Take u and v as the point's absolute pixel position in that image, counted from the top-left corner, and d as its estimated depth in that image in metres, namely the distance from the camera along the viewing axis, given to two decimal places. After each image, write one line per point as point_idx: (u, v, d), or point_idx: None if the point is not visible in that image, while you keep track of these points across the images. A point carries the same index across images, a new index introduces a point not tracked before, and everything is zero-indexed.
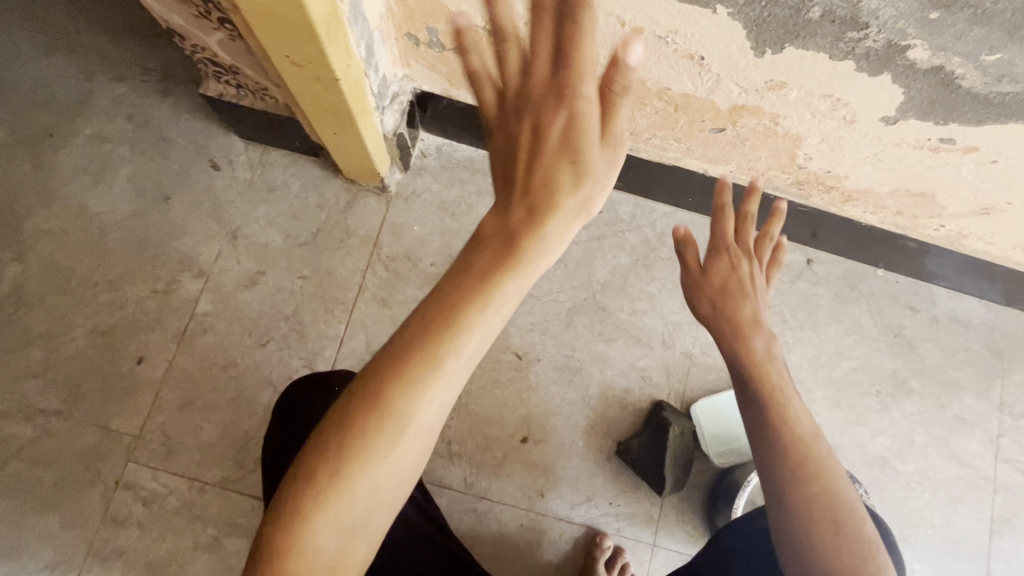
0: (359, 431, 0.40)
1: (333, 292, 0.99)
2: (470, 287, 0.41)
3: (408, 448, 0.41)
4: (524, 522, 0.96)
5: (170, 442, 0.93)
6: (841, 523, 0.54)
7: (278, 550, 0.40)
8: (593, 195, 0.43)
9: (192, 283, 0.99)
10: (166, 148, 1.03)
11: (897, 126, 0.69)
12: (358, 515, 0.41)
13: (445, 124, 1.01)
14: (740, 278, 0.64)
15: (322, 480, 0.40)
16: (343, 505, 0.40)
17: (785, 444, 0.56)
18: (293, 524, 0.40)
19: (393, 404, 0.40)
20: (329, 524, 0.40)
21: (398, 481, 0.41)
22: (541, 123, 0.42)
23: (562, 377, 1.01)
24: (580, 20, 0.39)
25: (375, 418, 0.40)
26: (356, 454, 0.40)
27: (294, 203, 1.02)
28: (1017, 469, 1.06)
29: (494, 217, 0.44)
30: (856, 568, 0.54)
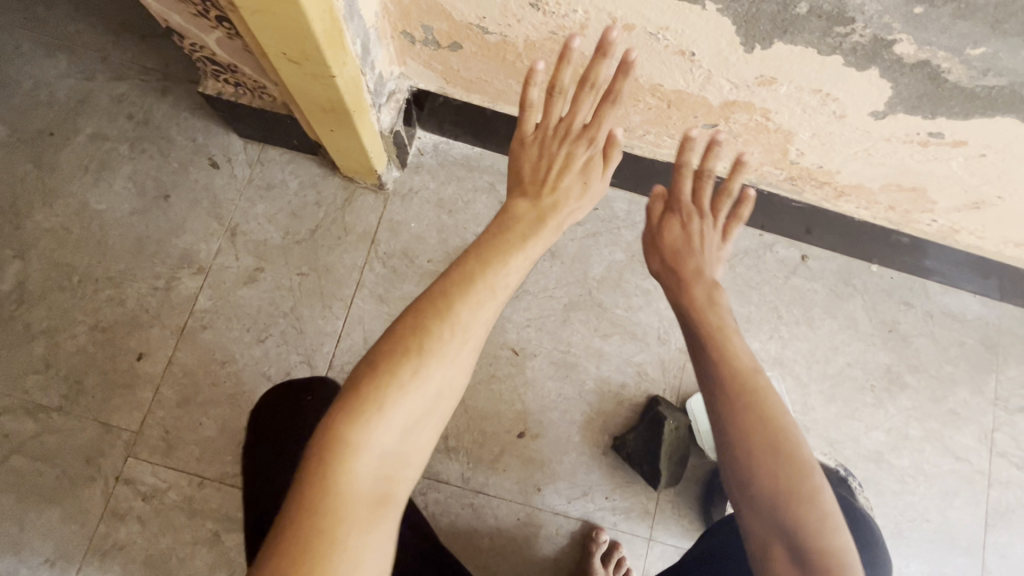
0: (428, 343, 0.50)
1: (331, 289, 1.00)
2: (514, 240, 0.59)
3: (463, 361, 0.52)
4: (521, 517, 0.97)
5: (170, 438, 0.93)
6: (776, 446, 0.51)
7: (348, 447, 0.47)
8: (585, 206, 0.65)
9: (191, 280, 1.00)
10: (166, 147, 1.05)
11: (887, 121, 0.70)
12: (420, 415, 0.49)
13: (441, 122, 1.02)
14: (691, 234, 0.66)
15: (394, 383, 0.48)
16: (408, 405, 0.49)
17: (725, 387, 0.55)
18: (364, 424, 0.47)
19: (457, 322, 0.51)
20: (399, 416, 0.48)
21: (453, 383, 0.51)
22: (570, 153, 0.65)
23: (559, 372, 1.02)
24: (607, 107, 0.64)
25: (439, 332, 0.51)
26: (426, 359, 0.50)
27: (293, 200, 1.03)
28: (1012, 463, 1.06)
29: (525, 201, 0.62)
30: (796, 491, 0.50)
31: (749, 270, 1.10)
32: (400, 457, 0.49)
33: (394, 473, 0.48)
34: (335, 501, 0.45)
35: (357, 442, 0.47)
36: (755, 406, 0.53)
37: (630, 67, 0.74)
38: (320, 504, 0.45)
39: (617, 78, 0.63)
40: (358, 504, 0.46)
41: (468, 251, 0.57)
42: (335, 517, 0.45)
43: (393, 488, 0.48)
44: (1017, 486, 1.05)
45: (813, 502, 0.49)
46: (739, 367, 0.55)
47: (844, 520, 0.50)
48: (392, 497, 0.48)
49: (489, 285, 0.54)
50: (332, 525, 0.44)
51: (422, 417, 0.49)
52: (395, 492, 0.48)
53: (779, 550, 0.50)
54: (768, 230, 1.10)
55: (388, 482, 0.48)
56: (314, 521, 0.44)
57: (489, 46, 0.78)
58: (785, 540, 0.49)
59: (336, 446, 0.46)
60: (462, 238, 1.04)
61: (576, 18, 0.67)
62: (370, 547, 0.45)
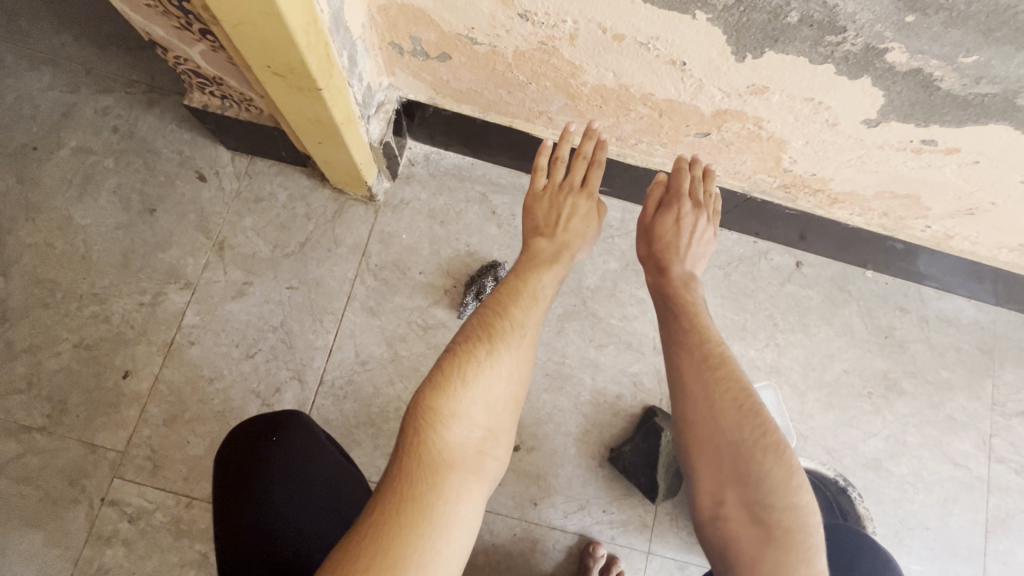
0: (499, 336, 0.61)
1: (322, 302, 0.99)
2: (543, 259, 0.71)
3: (524, 351, 0.62)
4: (517, 531, 0.95)
5: (157, 457, 0.91)
6: (741, 402, 0.63)
7: (441, 417, 0.55)
8: (585, 246, 0.76)
9: (178, 295, 0.98)
10: (152, 159, 1.03)
11: (879, 128, 0.70)
12: (498, 396, 0.59)
13: (432, 132, 1.01)
14: (683, 226, 0.76)
15: (474, 366, 0.58)
16: (491, 387, 0.58)
17: (695, 357, 0.66)
18: (455, 399, 0.56)
19: (520, 323, 0.63)
20: (482, 387, 0.58)
21: (519, 367, 0.61)
22: (576, 203, 0.76)
23: (553, 384, 1.00)
24: (596, 169, 0.77)
25: (505, 331, 0.62)
26: (496, 346, 0.60)
27: (282, 213, 1.02)
28: (1011, 469, 1.06)
29: (543, 238, 0.73)
30: (755, 439, 0.61)
31: (744, 277, 1.09)
32: (487, 430, 0.57)
33: (484, 446, 0.57)
34: (435, 461, 0.53)
35: (450, 414, 0.56)
36: (727, 387, 0.63)
37: (620, 77, 0.73)
38: (421, 463, 0.52)
39: (597, 149, 0.77)
40: (455, 464, 0.53)
41: (510, 275, 0.70)
42: (433, 474, 0.52)
43: (483, 456, 0.56)
44: (1017, 492, 1.05)
45: (769, 445, 0.61)
46: (713, 354, 0.66)
47: (806, 481, 0.60)
48: (484, 463, 0.56)
49: (535, 298, 0.67)
50: (434, 482, 0.51)
51: (501, 399, 0.59)
52: (486, 460, 0.56)
53: (734, 502, 0.60)
54: (763, 237, 1.09)
55: (479, 450, 0.56)
56: (416, 478, 0.51)
57: (479, 56, 0.77)
58: (744, 496, 0.59)
59: (432, 417, 0.55)
60: (454, 248, 1.02)
61: (565, 28, 0.67)
62: (468, 502, 0.52)
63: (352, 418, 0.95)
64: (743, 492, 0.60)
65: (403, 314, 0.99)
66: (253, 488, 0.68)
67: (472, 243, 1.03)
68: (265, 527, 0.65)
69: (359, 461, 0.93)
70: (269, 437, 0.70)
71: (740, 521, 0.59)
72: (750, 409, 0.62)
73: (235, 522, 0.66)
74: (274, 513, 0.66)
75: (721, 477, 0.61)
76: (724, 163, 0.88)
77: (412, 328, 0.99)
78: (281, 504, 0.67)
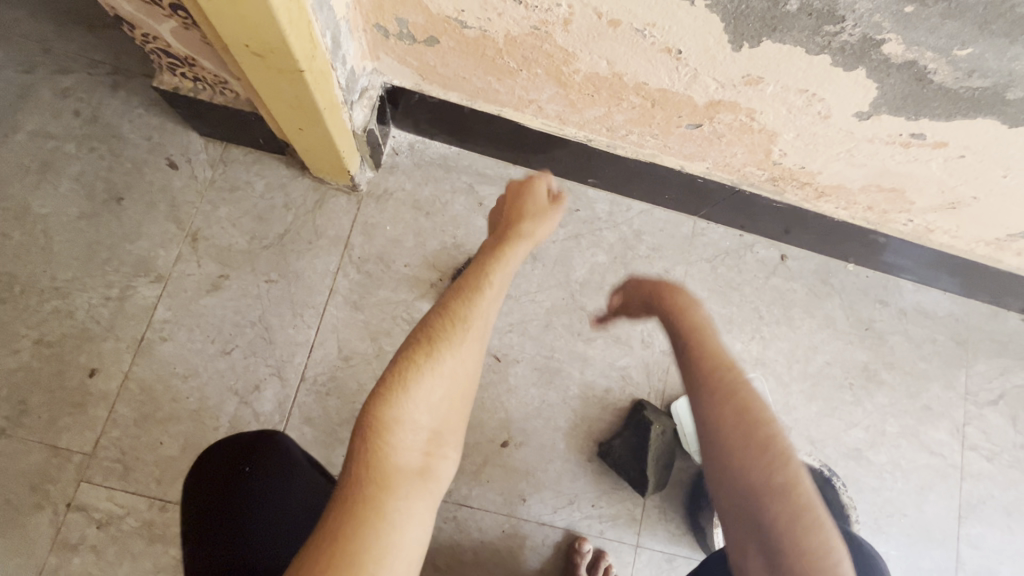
0: (445, 338, 0.58)
1: (302, 296, 0.95)
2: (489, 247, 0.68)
3: (471, 351, 0.59)
4: (505, 528, 0.94)
5: (128, 458, 0.87)
6: (750, 436, 0.58)
7: (392, 421, 0.54)
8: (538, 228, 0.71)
9: (148, 288, 0.93)
10: (119, 145, 0.97)
11: (871, 122, 0.70)
12: (445, 396, 0.57)
13: (416, 119, 0.98)
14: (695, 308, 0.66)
15: (425, 368, 0.56)
16: (433, 393, 0.56)
17: (696, 386, 0.61)
18: (402, 400, 0.54)
19: (463, 321, 0.60)
20: (436, 389, 0.56)
21: (468, 363, 0.59)
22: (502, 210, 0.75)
23: (541, 379, 0.99)
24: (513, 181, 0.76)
25: (452, 332, 0.59)
26: (447, 349, 0.58)
27: (259, 203, 0.97)
28: (982, 456, 1.09)
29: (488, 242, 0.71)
30: (762, 477, 0.56)
31: (730, 271, 1.09)
32: (436, 431, 0.56)
33: (434, 445, 0.56)
34: (384, 472, 0.51)
35: (398, 418, 0.54)
36: (732, 419, 0.58)
37: (613, 65, 0.71)
38: (372, 475, 0.51)
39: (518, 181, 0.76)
40: (406, 471, 0.52)
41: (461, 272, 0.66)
42: (389, 480, 0.51)
43: (433, 457, 0.55)
44: (987, 478, 1.08)
45: (780, 480, 0.56)
46: (724, 377, 0.60)
47: (826, 523, 0.54)
48: (433, 467, 0.55)
49: (481, 289, 0.64)
50: (386, 492, 0.50)
51: (444, 401, 0.57)
52: (434, 463, 0.55)
53: (754, 547, 0.55)
54: (748, 231, 1.10)
55: (426, 453, 0.55)
56: (366, 491, 0.50)
57: (468, 41, 0.74)
58: (759, 541, 0.55)
59: (385, 423, 0.53)
60: (440, 241, 1.00)
61: (560, 12, 0.65)
62: (421, 507, 0.52)
63: (335, 415, 0.91)
64: (760, 538, 0.55)
65: (388, 308, 0.96)
66: (228, 516, 0.65)
67: (459, 235, 1.00)
68: (234, 546, 0.64)
69: (342, 460, 0.90)
70: (242, 468, 0.68)
71: (758, 569, 0.55)
72: (760, 441, 0.57)
73: (203, 539, 0.65)
74: (242, 532, 0.64)
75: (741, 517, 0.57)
76: (714, 156, 0.88)
77: (397, 323, 0.96)
78: (257, 531, 0.64)
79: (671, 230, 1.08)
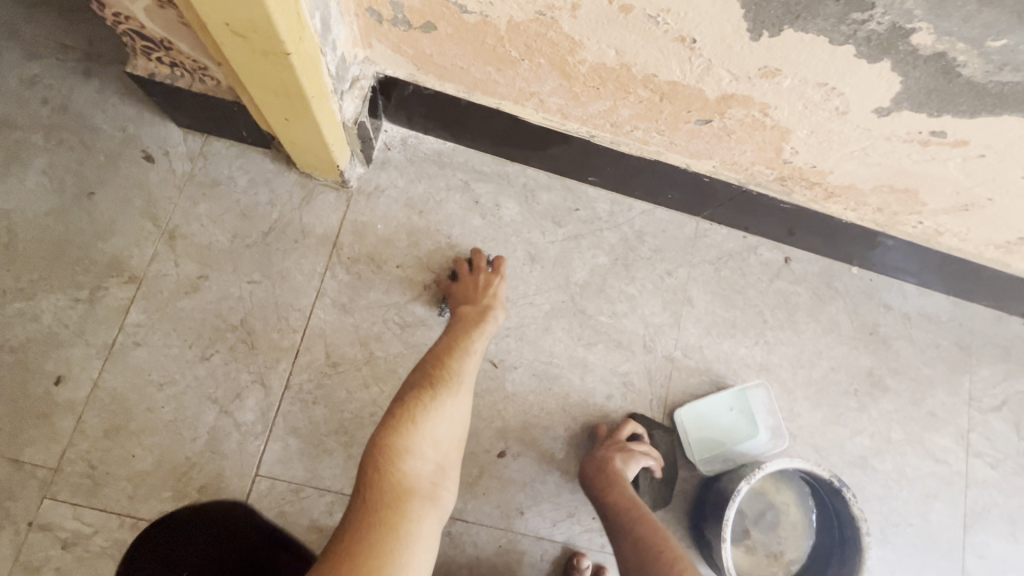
0: (441, 384, 0.72)
1: (288, 298, 0.89)
2: (466, 317, 0.85)
3: (462, 398, 0.73)
4: (502, 543, 0.89)
5: (97, 473, 0.80)
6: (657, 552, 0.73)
7: (403, 448, 0.63)
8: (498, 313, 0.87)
9: (121, 289, 0.87)
10: (91, 136, 0.91)
11: (890, 118, 0.67)
12: (445, 433, 0.68)
13: (410, 113, 0.93)
14: (617, 473, 0.84)
15: (426, 407, 0.68)
16: (437, 428, 0.68)
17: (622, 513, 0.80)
18: (411, 430, 0.65)
19: (456, 373, 0.75)
20: (437, 427, 0.68)
21: (459, 410, 0.72)
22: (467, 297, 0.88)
23: (540, 385, 0.95)
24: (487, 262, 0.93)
25: (445, 380, 0.73)
26: (443, 395, 0.71)
27: (243, 199, 0.92)
28: (987, 463, 1.07)
29: (467, 309, 0.86)
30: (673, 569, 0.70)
31: (734, 273, 1.06)
32: (438, 464, 0.65)
33: (438, 478, 0.64)
34: (400, 490, 0.59)
35: (407, 448, 0.63)
36: (645, 536, 0.75)
37: (622, 55, 0.67)
38: (387, 494, 0.58)
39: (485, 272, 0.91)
40: (414, 495, 0.60)
41: (446, 334, 0.82)
42: (402, 502, 0.58)
43: (438, 487, 0.63)
44: (992, 486, 1.06)
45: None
46: (639, 513, 0.79)
47: None
48: (439, 494, 0.63)
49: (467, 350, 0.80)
50: (404, 510, 0.58)
51: (445, 438, 0.68)
52: (440, 491, 0.63)
53: None
54: (752, 232, 1.07)
55: (433, 481, 0.63)
56: (388, 504, 0.57)
57: (468, 28, 0.70)
58: None
59: (396, 449, 0.62)
60: (434, 240, 0.95)
61: None
62: (430, 528, 0.59)
63: (322, 425, 0.86)
64: None
65: (379, 312, 0.91)
66: None
67: (454, 234, 0.96)
68: None
69: (329, 473, 0.85)
70: None
71: None
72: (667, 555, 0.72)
73: None
74: None
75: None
76: (722, 154, 0.84)
77: (388, 327, 0.91)
78: None
79: (673, 231, 1.05)
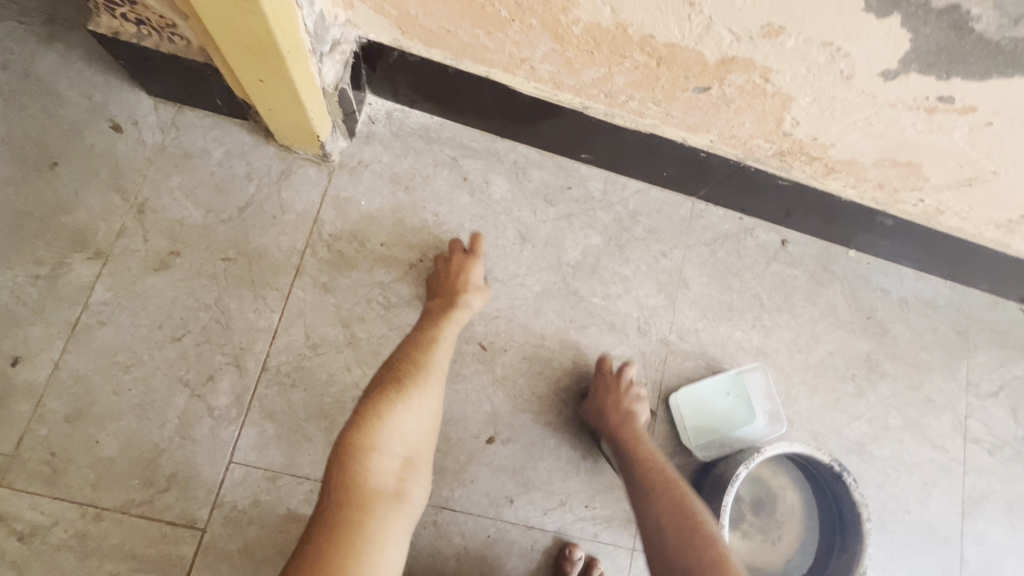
0: (409, 378, 0.68)
1: (265, 276, 0.85)
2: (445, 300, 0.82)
3: (433, 388, 0.69)
4: (491, 533, 0.85)
5: (57, 461, 0.75)
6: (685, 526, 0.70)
7: (367, 448, 0.59)
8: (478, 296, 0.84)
9: (85, 266, 0.81)
10: (54, 104, 0.86)
11: (897, 82, 0.64)
12: (415, 426, 0.64)
13: (395, 84, 0.89)
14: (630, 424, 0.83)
15: (390, 403, 0.64)
16: (405, 422, 0.64)
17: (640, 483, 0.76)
18: (375, 428, 0.61)
19: (426, 364, 0.72)
20: (405, 420, 0.64)
21: (431, 399, 0.68)
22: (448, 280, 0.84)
23: (531, 369, 0.91)
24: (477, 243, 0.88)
25: (414, 373, 0.69)
26: (410, 387, 0.67)
27: (217, 172, 0.87)
28: (984, 450, 1.05)
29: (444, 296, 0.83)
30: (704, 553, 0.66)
31: (730, 255, 1.03)
32: (406, 458, 0.62)
33: (407, 474, 0.61)
34: (363, 495, 0.57)
35: (371, 446, 0.60)
36: (672, 508, 0.72)
37: (618, 13, 0.64)
38: (349, 502, 0.56)
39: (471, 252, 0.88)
40: (378, 497, 0.57)
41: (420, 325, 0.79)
42: (366, 508, 0.56)
43: (406, 484, 0.60)
44: (990, 473, 1.04)
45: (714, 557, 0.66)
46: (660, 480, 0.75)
47: None
48: (407, 491, 0.60)
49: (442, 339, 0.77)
50: (368, 517, 0.55)
51: (414, 430, 0.64)
52: (409, 487, 0.60)
53: None
54: (749, 214, 1.04)
55: (400, 478, 0.60)
56: (350, 512, 0.55)
57: None
58: None
59: (358, 450, 0.59)
60: (420, 217, 0.91)
61: None
62: (398, 528, 0.57)
63: (301, 410, 0.81)
64: None
65: (362, 292, 0.87)
66: None
67: (441, 212, 0.92)
68: None
69: (308, 460, 0.80)
70: None
71: None
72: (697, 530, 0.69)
73: None
74: None
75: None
76: (720, 126, 0.81)
77: (372, 307, 0.87)
78: None
79: (668, 211, 1.01)
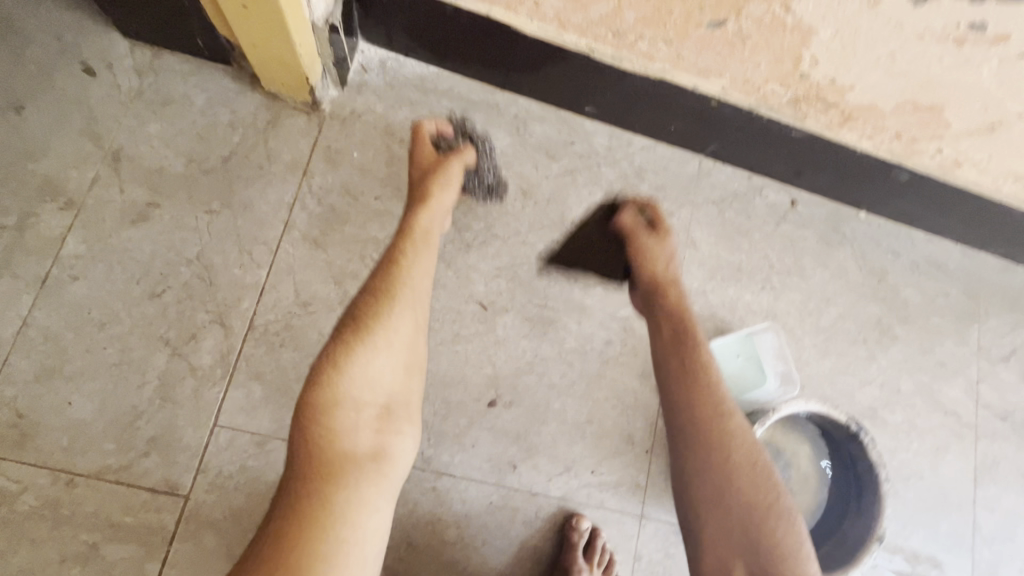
0: (372, 314, 0.61)
1: (251, 230, 0.80)
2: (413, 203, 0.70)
3: (403, 321, 0.62)
4: (493, 500, 0.81)
5: (26, 423, 0.70)
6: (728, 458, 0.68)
7: (327, 407, 0.56)
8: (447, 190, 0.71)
9: (55, 217, 0.76)
10: (20, 45, 0.79)
11: (927, 7, 0.61)
12: (384, 372, 0.60)
13: (389, 29, 0.84)
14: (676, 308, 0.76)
15: (352, 352, 0.59)
16: (370, 371, 0.59)
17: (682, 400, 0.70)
18: (335, 385, 0.57)
19: (392, 290, 0.63)
20: (368, 367, 0.59)
21: (401, 335, 0.62)
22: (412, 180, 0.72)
23: (534, 330, 0.87)
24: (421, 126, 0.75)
25: (378, 307, 0.62)
26: (375, 327, 0.60)
27: (198, 120, 0.81)
28: (996, 415, 1.03)
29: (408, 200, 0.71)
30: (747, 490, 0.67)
31: (739, 216, 0.99)
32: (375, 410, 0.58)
33: (378, 427, 0.58)
34: (329, 459, 0.54)
35: (332, 403, 0.56)
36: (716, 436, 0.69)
37: None
38: (315, 467, 0.53)
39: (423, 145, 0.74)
40: (348, 458, 0.54)
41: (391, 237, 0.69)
42: (335, 473, 0.53)
43: (380, 437, 0.58)
44: (1002, 439, 1.02)
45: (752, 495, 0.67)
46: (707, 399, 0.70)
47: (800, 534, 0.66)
48: (382, 447, 0.57)
49: (418, 250, 0.67)
50: (338, 479, 0.53)
51: (386, 372, 0.60)
52: (383, 439, 0.58)
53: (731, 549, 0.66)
54: (758, 172, 1.00)
55: (372, 433, 0.57)
56: (318, 476, 0.53)
57: None
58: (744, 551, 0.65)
59: (319, 409, 0.56)
60: None
61: None
62: (374, 487, 0.55)
63: (291, 371, 0.76)
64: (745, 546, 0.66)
65: (355, 247, 0.82)
66: None
67: None
68: None
69: None
70: None
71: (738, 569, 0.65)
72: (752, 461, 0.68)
73: None
74: None
75: (723, 530, 0.67)
76: (733, 69, 0.77)
77: (365, 264, 0.81)
78: None
79: (675, 168, 0.97)
